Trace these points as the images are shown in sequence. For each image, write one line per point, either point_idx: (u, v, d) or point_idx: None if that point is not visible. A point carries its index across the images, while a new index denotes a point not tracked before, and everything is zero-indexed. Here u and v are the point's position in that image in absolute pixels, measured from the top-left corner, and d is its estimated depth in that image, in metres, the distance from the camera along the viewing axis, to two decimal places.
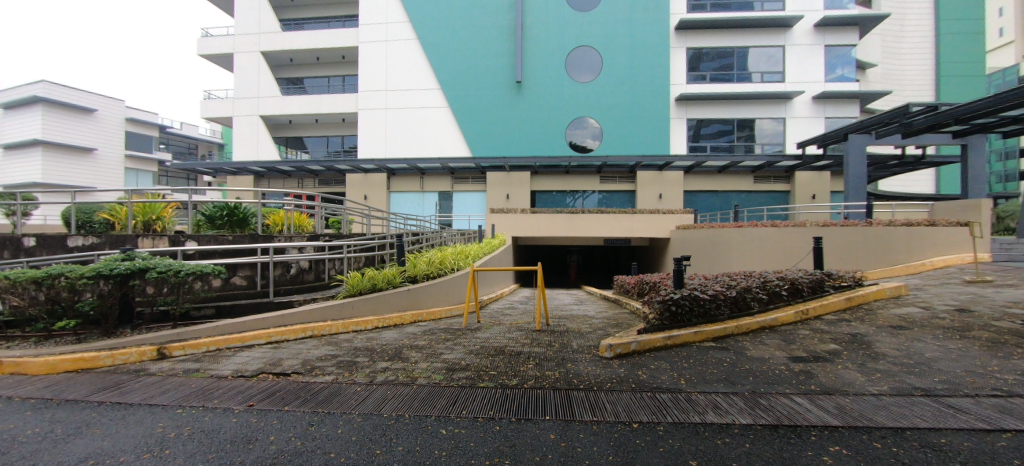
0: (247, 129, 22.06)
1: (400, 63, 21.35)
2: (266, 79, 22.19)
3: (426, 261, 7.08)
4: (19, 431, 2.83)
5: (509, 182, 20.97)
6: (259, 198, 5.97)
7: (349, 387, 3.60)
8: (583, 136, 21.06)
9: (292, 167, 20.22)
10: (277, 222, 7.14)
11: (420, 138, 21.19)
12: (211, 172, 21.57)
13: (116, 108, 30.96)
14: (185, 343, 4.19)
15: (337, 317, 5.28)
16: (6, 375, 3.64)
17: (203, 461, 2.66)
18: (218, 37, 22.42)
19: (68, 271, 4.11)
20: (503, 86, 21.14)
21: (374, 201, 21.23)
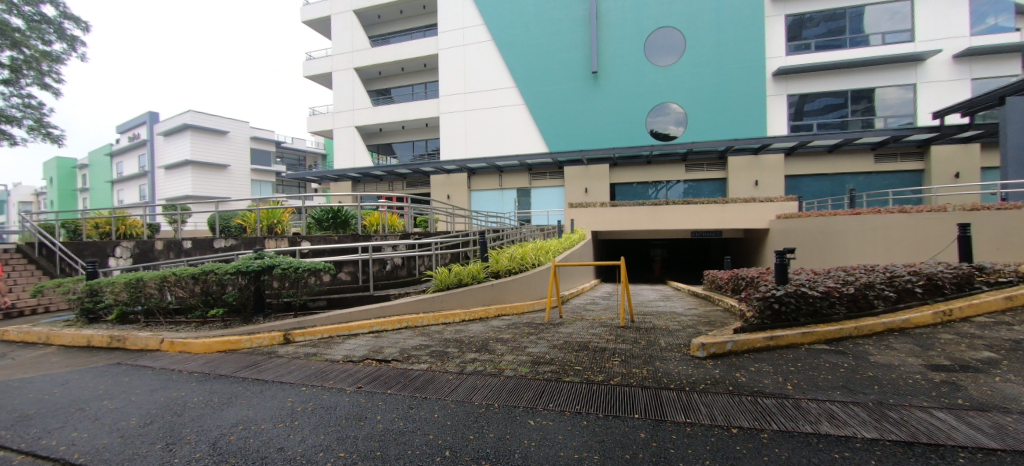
0: (344, 139, 24.56)
1: (475, 66, 22.13)
2: (360, 94, 24.42)
3: (507, 256, 7.29)
4: (188, 397, 3.48)
5: (587, 175, 20.64)
6: (359, 202, 6.60)
7: (441, 375, 3.81)
8: (666, 123, 20.02)
9: (383, 171, 22.08)
10: (374, 223, 7.81)
11: (498, 137, 21.74)
12: (318, 180, 24.40)
13: (243, 129, 35.90)
14: (304, 330, 4.78)
15: (429, 310, 5.64)
16: (176, 352, 4.46)
17: (323, 434, 3.01)
18: (320, 59, 25.26)
19: (217, 267, 4.92)
20: (578, 78, 20.84)
21: (457, 200, 22.33)
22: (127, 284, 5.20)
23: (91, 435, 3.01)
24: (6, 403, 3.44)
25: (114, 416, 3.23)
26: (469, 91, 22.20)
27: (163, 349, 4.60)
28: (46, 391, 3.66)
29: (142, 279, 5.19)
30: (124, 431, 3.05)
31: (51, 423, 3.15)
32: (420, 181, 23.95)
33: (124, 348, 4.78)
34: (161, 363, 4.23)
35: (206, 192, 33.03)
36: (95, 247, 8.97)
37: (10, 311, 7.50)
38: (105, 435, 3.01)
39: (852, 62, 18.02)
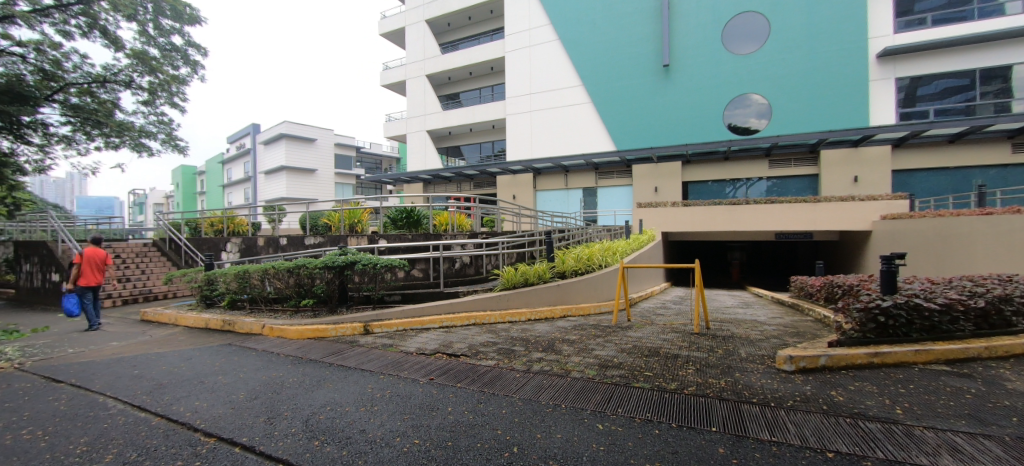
0: (416, 143, 26.03)
1: (541, 66, 22.29)
2: (431, 98, 25.77)
3: (573, 257, 7.26)
4: (284, 378, 3.89)
5: (658, 174, 19.76)
6: (431, 203, 6.95)
7: (508, 372, 3.87)
8: (746, 115, 18.69)
9: (453, 173, 23.08)
10: (444, 222, 8.20)
11: (565, 136, 21.71)
12: (392, 182, 26.16)
13: (329, 137, 39.32)
14: (381, 322, 5.12)
15: (496, 308, 5.77)
16: (275, 336, 5.01)
17: (399, 421, 3.20)
18: (396, 68, 27.10)
19: (308, 262, 5.44)
20: (646, 72, 20.13)
21: (523, 201, 22.62)
22: (236, 275, 5.94)
23: (209, 405, 3.48)
24: (147, 373, 4.11)
25: (226, 390, 3.70)
26: (536, 91, 22.40)
27: (264, 333, 5.19)
28: (175, 364, 4.30)
29: (248, 271, 5.90)
30: (234, 403, 3.49)
31: (178, 392, 3.70)
32: (482, 183, 24.66)
33: (233, 331, 5.46)
34: (262, 346, 4.78)
35: (298, 194, 36.82)
36: (211, 242, 10.38)
37: (145, 296, 9.03)
38: (219, 406, 3.46)
39: (980, 36, 15.46)
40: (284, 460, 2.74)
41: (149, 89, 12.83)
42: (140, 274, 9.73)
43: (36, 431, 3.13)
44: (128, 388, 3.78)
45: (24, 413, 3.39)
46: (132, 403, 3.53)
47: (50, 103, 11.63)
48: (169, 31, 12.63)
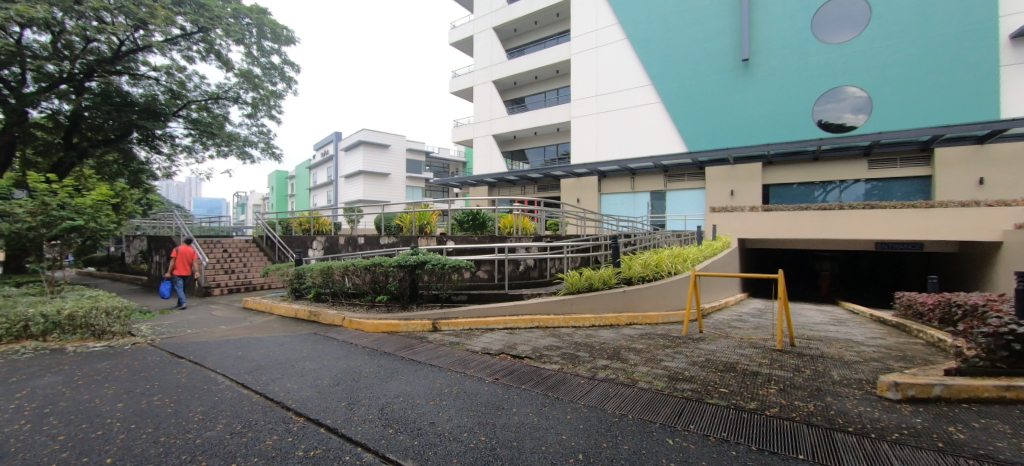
0: (482, 148, 26.95)
1: (609, 66, 21.88)
2: (497, 104, 26.44)
3: (640, 263, 7.05)
4: (362, 367, 4.21)
5: (735, 176, 18.36)
6: (497, 206, 7.17)
7: (573, 377, 3.87)
8: (839, 110, 16.81)
9: (518, 176, 23.51)
10: (509, 225, 8.25)
11: (630, 137, 21.11)
12: (460, 185, 27.28)
13: (401, 143, 41.79)
14: (448, 320, 5.34)
15: (560, 312, 5.76)
16: (354, 329, 5.44)
17: (466, 417, 3.31)
18: (464, 76, 28.26)
19: (383, 260, 5.83)
20: (723, 68, 18.93)
21: (588, 204, 22.35)
22: (321, 271, 6.53)
23: (298, 387, 3.86)
24: (248, 354, 4.67)
25: (312, 375, 4.09)
26: (603, 92, 22.03)
27: (344, 325, 5.65)
28: (271, 348, 4.83)
29: (331, 268, 6.46)
30: (320, 387, 3.84)
31: (273, 374, 4.14)
32: (542, 186, 24.78)
33: (318, 322, 6.00)
34: (343, 337, 5.22)
35: (374, 197, 39.59)
36: (299, 240, 11.53)
37: (248, 286, 10.33)
38: (308, 388, 3.83)
39: None
40: (363, 444, 2.96)
41: (253, 104, 14.70)
42: (243, 267, 11.13)
43: (166, 398, 3.70)
44: (233, 367, 4.31)
45: (156, 382, 4.01)
46: (236, 380, 4.02)
47: (177, 118, 14.37)
48: (269, 50, 15.08)
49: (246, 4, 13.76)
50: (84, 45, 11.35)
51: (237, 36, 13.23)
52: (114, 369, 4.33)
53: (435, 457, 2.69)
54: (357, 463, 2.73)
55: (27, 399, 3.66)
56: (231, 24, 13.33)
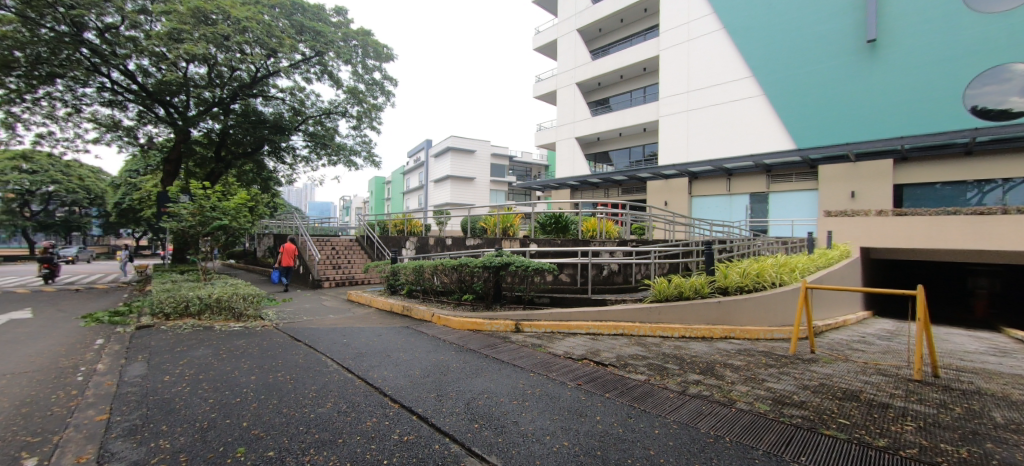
0: (565, 150, 27.25)
1: (701, 59, 20.45)
2: (581, 106, 26.40)
3: (738, 272, 6.54)
4: (449, 362, 4.48)
5: (857, 175, 15.87)
6: (580, 209, 7.25)
7: (660, 390, 3.74)
8: (1002, 93, 13.73)
9: (601, 179, 23.03)
10: (592, 228, 8.33)
11: (727, 135, 19.50)
12: (542, 189, 27.73)
13: (485, 147, 43.49)
14: (530, 322, 5.47)
15: (646, 320, 5.57)
16: (442, 325, 5.82)
17: (549, 420, 3.32)
18: (547, 79, 28.54)
19: (470, 260, 6.16)
20: (840, 53, 16.67)
21: (676, 207, 21.08)
22: (413, 269, 7.07)
23: (393, 376, 4.20)
24: (351, 342, 5.21)
25: (406, 365, 4.43)
26: (695, 87, 20.64)
27: (433, 321, 6.06)
28: (371, 338, 5.34)
29: (422, 266, 6.97)
30: (412, 377, 4.15)
31: (372, 361, 4.56)
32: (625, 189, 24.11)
33: (410, 316, 6.50)
34: (432, 331, 5.62)
35: (460, 200, 42.08)
36: (394, 240, 12.56)
37: (350, 281, 11.71)
38: (402, 378, 4.16)
39: None
40: (451, 435, 3.13)
41: (359, 118, 16.39)
42: (347, 263, 12.62)
43: (285, 375, 4.27)
44: (339, 352, 4.84)
45: (279, 360, 4.65)
46: (342, 365, 4.50)
47: (298, 132, 16.79)
48: (371, 68, 16.94)
49: (354, 28, 15.95)
50: (230, 73, 13.75)
51: (345, 57, 15.19)
52: (248, 346, 5.11)
53: (520, 457, 2.73)
54: (446, 453, 2.89)
55: (187, 366, 4.48)
56: (342, 47, 15.44)
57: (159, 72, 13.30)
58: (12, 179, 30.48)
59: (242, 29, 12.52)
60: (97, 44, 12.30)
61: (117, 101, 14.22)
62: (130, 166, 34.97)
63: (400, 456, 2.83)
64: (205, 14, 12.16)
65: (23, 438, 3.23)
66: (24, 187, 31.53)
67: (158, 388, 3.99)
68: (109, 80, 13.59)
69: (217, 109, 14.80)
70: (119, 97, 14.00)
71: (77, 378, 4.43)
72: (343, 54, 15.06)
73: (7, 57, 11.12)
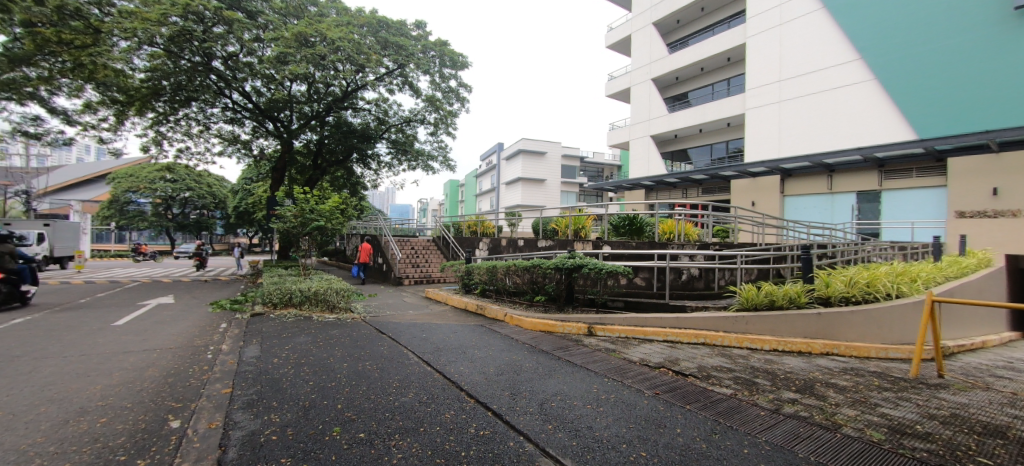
0: (639, 149, 26.24)
1: (795, 46, 18.66)
2: (657, 101, 25.29)
3: (842, 281, 5.99)
4: (522, 361, 4.66)
5: (1001, 168, 13.00)
6: (656, 210, 7.10)
7: (749, 406, 3.51)
8: None
9: (678, 178, 22.09)
10: (669, 231, 8.12)
11: (827, 127, 17.50)
12: (614, 189, 27.30)
13: (557, 149, 43.77)
14: (604, 327, 5.70)
15: (731, 330, 5.45)
16: (515, 324, 6.21)
17: (625, 428, 3.25)
18: (620, 77, 27.94)
19: (542, 262, 6.45)
20: (973, 24, 14.16)
21: (765, 207, 19.44)
22: (487, 269, 7.59)
23: (469, 371, 4.40)
24: (429, 337, 5.58)
25: (480, 362, 4.63)
26: (786, 77, 18.91)
27: (506, 320, 6.49)
28: (447, 334, 5.71)
29: (496, 267, 7.43)
30: (487, 374, 4.33)
31: (448, 356, 4.83)
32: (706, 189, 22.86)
33: (484, 315, 6.97)
34: (506, 331, 5.96)
35: (530, 201, 42.88)
36: (468, 241, 13.22)
37: (428, 279, 12.66)
38: (477, 374, 4.35)
39: None
40: (525, 433, 3.19)
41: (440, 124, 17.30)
42: (425, 262, 13.63)
43: (372, 364, 4.65)
44: (418, 346, 5.18)
45: (367, 350, 5.10)
46: (421, 358, 4.80)
47: (383, 140, 18.45)
48: (448, 76, 17.90)
49: (432, 40, 16.90)
50: (326, 89, 15.40)
51: (424, 67, 16.18)
52: (339, 336, 5.66)
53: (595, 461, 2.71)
54: (521, 450, 2.95)
55: (292, 350, 5.09)
56: (420, 57, 16.23)
57: (268, 91, 15.27)
58: (159, 186, 37.20)
59: (336, 49, 13.80)
60: (222, 70, 14.33)
61: (237, 118, 16.59)
62: (247, 174, 40.87)
63: (477, 449, 2.95)
64: (306, 37, 13.57)
65: (169, 403, 3.90)
66: (167, 193, 38.25)
67: (268, 368, 4.57)
68: (231, 101, 15.90)
69: (314, 122, 16.67)
70: (239, 115, 16.33)
71: (207, 355, 5.25)
72: (422, 65, 16.06)
73: (156, 85, 13.46)
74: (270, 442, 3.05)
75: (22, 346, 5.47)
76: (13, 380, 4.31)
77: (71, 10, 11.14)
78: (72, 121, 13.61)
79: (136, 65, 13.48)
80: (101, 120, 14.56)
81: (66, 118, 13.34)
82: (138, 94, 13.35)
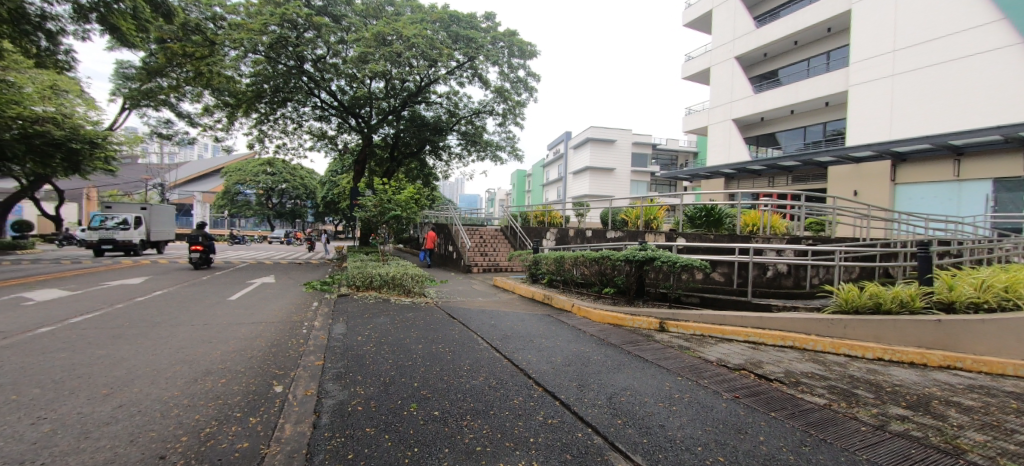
0: (719, 135, 24.61)
1: (916, 9, 16.03)
2: (741, 82, 23.41)
3: (971, 284, 5.17)
4: (590, 354, 4.64)
5: None
6: (738, 201, 6.70)
7: (847, 420, 3.14)
8: None
9: (764, 165, 20.34)
10: (752, 223, 7.49)
11: (954, 102, 14.82)
12: (689, 178, 25.93)
13: (625, 136, 42.27)
14: (677, 323, 5.52)
15: (826, 335, 5.03)
16: (583, 315, 6.30)
17: (700, 430, 3.04)
18: (699, 57, 26.15)
19: (612, 253, 6.44)
20: None
21: (870, 198, 17.28)
22: (556, 259, 7.76)
23: (536, 360, 4.47)
24: (497, 325, 5.77)
25: (547, 352, 4.70)
26: (901, 47, 16.35)
27: (573, 311, 6.58)
28: (515, 322, 5.90)
29: (564, 258, 7.55)
30: (555, 364, 4.36)
31: (517, 344, 4.97)
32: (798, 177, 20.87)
33: (551, 304, 7.12)
34: (574, 322, 5.99)
35: (597, 192, 42.16)
36: (536, 231, 13.36)
37: (495, 267, 13.06)
38: (546, 363, 4.41)
39: None
40: (594, 426, 3.12)
41: None
42: (494, 251, 14.05)
43: (445, 347, 4.92)
44: (487, 333, 5.38)
45: (440, 333, 5.39)
46: (491, 344, 4.99)
47: (454, 132, 19.24)
48: (517, 66, 18.04)
49: (501, 31, 17.05)
50: (401, 85, 16.42)
51: (493, 59, 16.42)
52: (415, 319, 6.04)
53: (669, 460, 2.53)
54: (589, 442, 2.88)
55: (373, 330, 5.52)
56: (489, 49, 16.47)
57: (351, 89, 16.55)
58: (262, 179, 42.23)
59: (411, 45, 14.37)
60: (312, 71, 15.61)
61: (325, 115, 18.17)
62: (332, 168, 44.80)
63: (545, 437, 2.94)
64: (384, 37, 14.31)
65: (273, 370, 4.43)
66: (268, 185, 43.30)
67: (353, 345, 5.00)
68: (321, 100, 17.45)
69: (391, 117, 17.75)
70: (327, 112, 17.83)
71: (303, 330, 5.89)
72: (491, 57, 16.30)
73: (259, 88, 15.07)
74: (357, 411, 3.34)
75: (162, 314, 6.54)
76: (159, 342, 5.19)
77: (193, 26, 13.12)
78: (195, 123, 15.98)
79: (243, 70, 15.25)
80: (217, 121, 16.85)
81: (190, 120, 15.67)
82: (245, 97, 15.28)
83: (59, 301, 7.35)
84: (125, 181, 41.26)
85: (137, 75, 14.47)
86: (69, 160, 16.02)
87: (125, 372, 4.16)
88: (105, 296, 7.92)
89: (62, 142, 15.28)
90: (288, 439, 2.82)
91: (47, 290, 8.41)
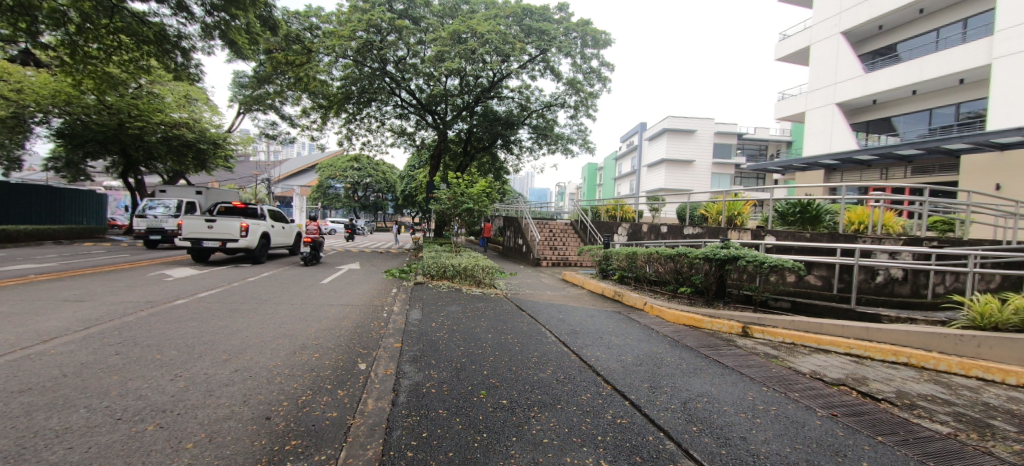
0: (817, 121, 22.05)
1: None
2: (846, 60, 20.65)
3: None
4: (663, 355, 4.49)
5: None
6: (840, 196, 5.96)
7: (978, 453, 2.68)
8: None
9: (873, 154, 17.75)
10: (856, 221, 6.70)
11: None
12: (780, 170, 23.57)
13: (705, 125, 39.57)
14: (762, 329, 5.12)
15: (950, 353, 4.33)
16: (655, 314, 6.11)
17: (789, 446, 2.77)
18: (795, 35, 23.50)
19: (689, 251, 6.13)
20: None
21: (1014, 191, 14.32)
22: (627, 255, 7.59)
23: (606, 358, 4.42)
24: (566, 319, 5.80)
25: (617, 350, 4.63)
26: None
27: (644, 309, 6.40)
28: (585, 317, 5.88)
29: (636, 254, 7.34)
30: (625, 363, 4.26)
31: (585, 340, 4.95)
32: (918, 168, 18.02)
33: (622, 301, 6.99)
34: (646, 321, 5.84)
35: (670, 186, 40.01)
36: (607, 225, 13.15)
37: (565, 262, 13.09)
38: (614, 361, 4.33)
39: None
40: (665, 430, 2.99)
41: None
42: (564, 245, 14.08)
43: (514, 338, 5.03)
44: (556, 327, 5.45)
45: (509, 324, 5.54)
46: (560, 338, 5.03)
47: (525, 125, 19.56)
48: (590, 56, 17.69)
49: (575, 21, 16.83)
50: (476, 81, 16.92)
51: (566, 50, 16.25)
52: (486, 309, 6.27)
53: None
54: (660, 447, 2.76)
55: (446, 318, 5.84)
56: (561, 40, 16.29)
57: (427, 87, 17.33)
58: (348, 174, 46.30)
59: (485, 42, 14.67)
60: (393, 73, 16.70)
61: (405, 113, 19.41)
62: (410, 163, 47.71)
63: (614, 436, 2.89)
64: (460, 35, 14.77)
65: (358, 349, 4.85)
66: (354, 179, 47.25)
67: (429, 330, 5.33)
68: (401, 99, 18.61)
69: (466, 113, 18.40)
70: (406, 110, 18.95)
71: (383, 313, 6.39)
72: (563, 48, 16.13)
73: (347, 90, 16.53)
74: (431, 393, 3.55)
75: (266, 294, 7.47)
76: (265, 317, 5.95)
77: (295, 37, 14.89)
78: (295, 123, 17.90)
79: (334, 74, 16.77)
80: (313, 121, 18.75)
81: (293, 121, 17.68)
82: (336, 99, 16.90)
83: (194, 278, 8.86)
84: (238, 177, 47.82)
85: (250, 83, 16.57)
86: (197, 159, 19.05)
87: (240, 342, 4.84)
88: (225, 276, 9.30)
89: (193, 143, 18.03)
90: (370, 413, 3.09)
91: (185, 270, 10.15)
